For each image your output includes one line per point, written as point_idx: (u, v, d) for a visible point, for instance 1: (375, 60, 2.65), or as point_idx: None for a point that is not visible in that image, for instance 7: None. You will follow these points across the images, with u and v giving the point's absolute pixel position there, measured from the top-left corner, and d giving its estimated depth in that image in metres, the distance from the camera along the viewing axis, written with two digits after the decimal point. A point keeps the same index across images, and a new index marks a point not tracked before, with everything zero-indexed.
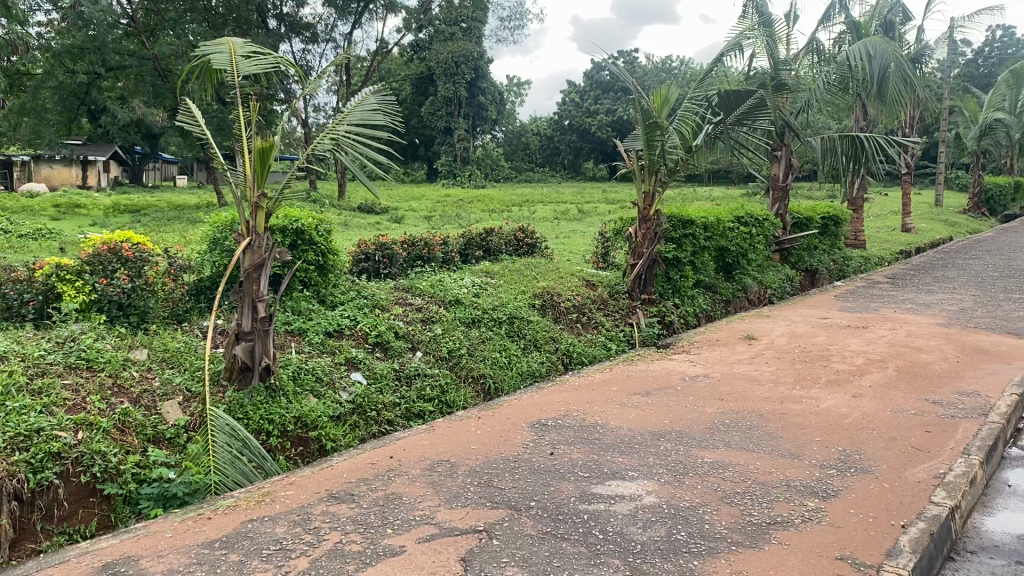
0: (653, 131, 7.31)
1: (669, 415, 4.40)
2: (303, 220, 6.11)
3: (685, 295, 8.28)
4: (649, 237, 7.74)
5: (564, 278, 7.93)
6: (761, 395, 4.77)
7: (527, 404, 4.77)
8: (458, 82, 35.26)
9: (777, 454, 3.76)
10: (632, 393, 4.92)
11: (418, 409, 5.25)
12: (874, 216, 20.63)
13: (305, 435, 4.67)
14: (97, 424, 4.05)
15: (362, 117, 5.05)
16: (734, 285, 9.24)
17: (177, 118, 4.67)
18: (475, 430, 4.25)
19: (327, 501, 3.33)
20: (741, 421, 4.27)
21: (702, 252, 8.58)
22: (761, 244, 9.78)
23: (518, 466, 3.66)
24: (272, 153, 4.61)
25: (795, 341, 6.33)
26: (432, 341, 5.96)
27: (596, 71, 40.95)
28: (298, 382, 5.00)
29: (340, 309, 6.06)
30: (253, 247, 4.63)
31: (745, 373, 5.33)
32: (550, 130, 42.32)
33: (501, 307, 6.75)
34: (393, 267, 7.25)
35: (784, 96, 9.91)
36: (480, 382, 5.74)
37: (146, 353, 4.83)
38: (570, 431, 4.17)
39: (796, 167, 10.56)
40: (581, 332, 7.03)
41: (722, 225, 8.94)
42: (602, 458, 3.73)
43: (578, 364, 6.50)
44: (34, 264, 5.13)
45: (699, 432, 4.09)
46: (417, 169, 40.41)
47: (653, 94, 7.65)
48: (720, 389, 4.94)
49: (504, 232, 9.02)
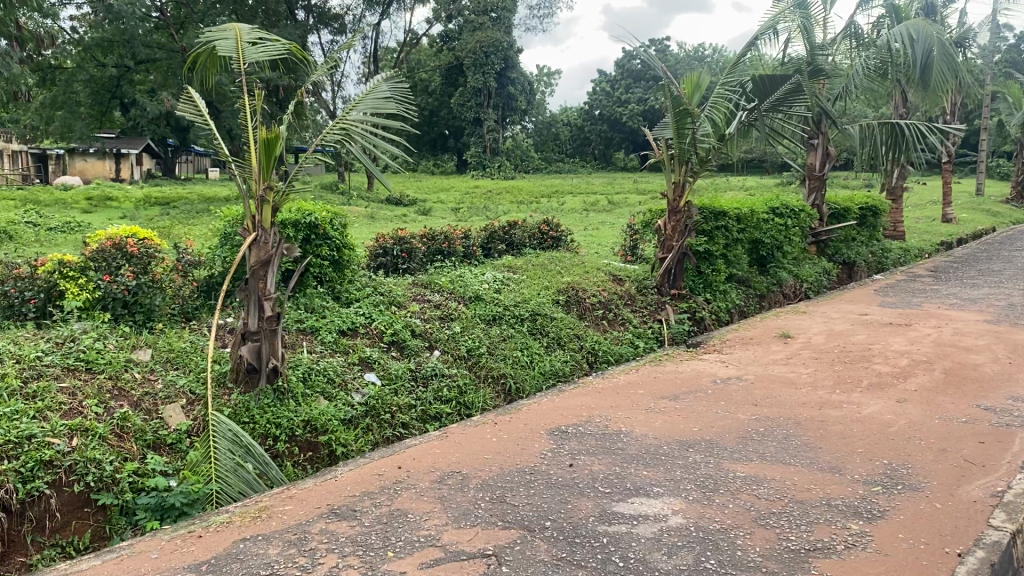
0: (682, 118, 7.06)
1: (698, 422, 4.11)
2: (317, 214, 5.90)
3: (716, 290, 7.95)
4: (679, 229, 7.46)
5: (590, 272, 7.64)
6: (798, 400, 4.46)
7: (547, 408, 4.50)
8: (488, 72, 35.03)
9: (815, 467, 3.46)
10: (659, 396, 4.64)
11: (434, 412, 5.01)
12: (914, 206, 20.03)
13: (315, 440, 4.45)
14: (93, 430, 3.86)
15: (374, 105, 4.82)
16: (769, 279, 8.89)
17: (178, 107, 4.46)
18: (491, 438, 3.99)
19: (326, 518, 3.10)
20: (776, 429, 3.97)
21: (736, 245, 8.24)
22: (797, 236, 9.41)
23: (533, 480, 3.40)
24: (279, 144, 4.39)
25: (834, 340, 5.99)
26: (450, 339, 5.72)
27: (627, 59, 40.37)
28: (308, 384, 4.77)
29: (354, 306, 5.82)
30: (259, 243, 4.42)
31: (781, 375, 5.02)
32: (581, 120, 41.86)
33: (523, 303, 6.49)
34: (411, 262, 7.01)
35: (821, 82, 9.51)
36: (500, 382, 5.50)
37: (150, 354, 4.62)
38: (591, 438, 3.90)
39: (834, 156, 10.15)
40: (607, 329, 6.74)
41: (757, 216, 8.60)
42: (626, 472, 3.45)
43: (604, 363, 6.21)
44: (37, 260, 4.95)
45: (731, 442, 3.79)
46: (447, 161, 40.22)
47: (684, 80, 7.31)
48: (753, 393, 4.64)
49: (528, 225, 8.76)
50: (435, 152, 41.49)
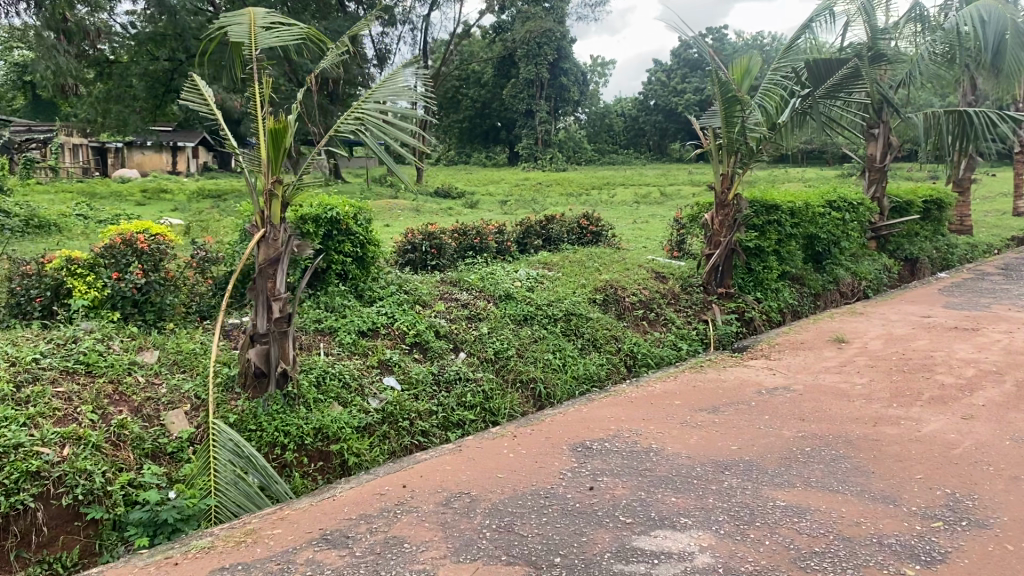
0: (732, 105, 6.55)
1: (738, 440, 3.74)
2: (339, 208, 5.64)
3: (768, 289, 7.49)
4: (727, 224, 7.04)
5: (630, 269, 7.28)
6: (849, 415, 4.04)
7: (573, 420, 4.16)
8: (541, 63, 34.58)
9: (866, 497, 3.06)
10: (696, 408, 4.27)
11: (456, 418, 4.72)
12: (982, 199, 19.10)
13: (326, 449, 4.19)
14: (86, 438, 3.63)
15: (393, 93, 4.54)
16: (825, 277, 8.38)
17: (182, 96, 4.14)
18: (507, 453, 3.66)
19: (315, 546, 2.81)
20: (824, 450, 3.57)
21: (789, 241, 7.78)
22: (856, 231, 8.89)
23: (548, 505, 3.07)
24: (289, 134, 4.09)
25: (893, 345, 5.52)
26: (477, 340, 5.42)
27: (683, 48, 39.47)
28: (322, 388, 4.50)
29: (377, 305, 5.55)
30: (268, 241, 4.15)
31: (833, 386, 4.59)
32: (636, 111, 41.08)
33: (557, 302, 6.15)
34: (441, 258, 6.72)
35: (884, 70, 8.90)
36: (530, 387, 5.18)
37: (156, 356, 4.41)
38: (616, 457, 3.56)
39: (897, 146, 9.57)
40: (648, 330, 6.37)
41: (812, 210, 8.11)
42: (652, 498, 3.10)
43: (643, 366, 5.84)
44: (46, 256, 4.76)
45: (773, 464, 3.41)
46: (499, 153, 39.90)
47: (733, 65, 6.93)
48: (801, 407, 4.23)
49: (567, 219, 8.42)
50: (488, 144, 41.17)
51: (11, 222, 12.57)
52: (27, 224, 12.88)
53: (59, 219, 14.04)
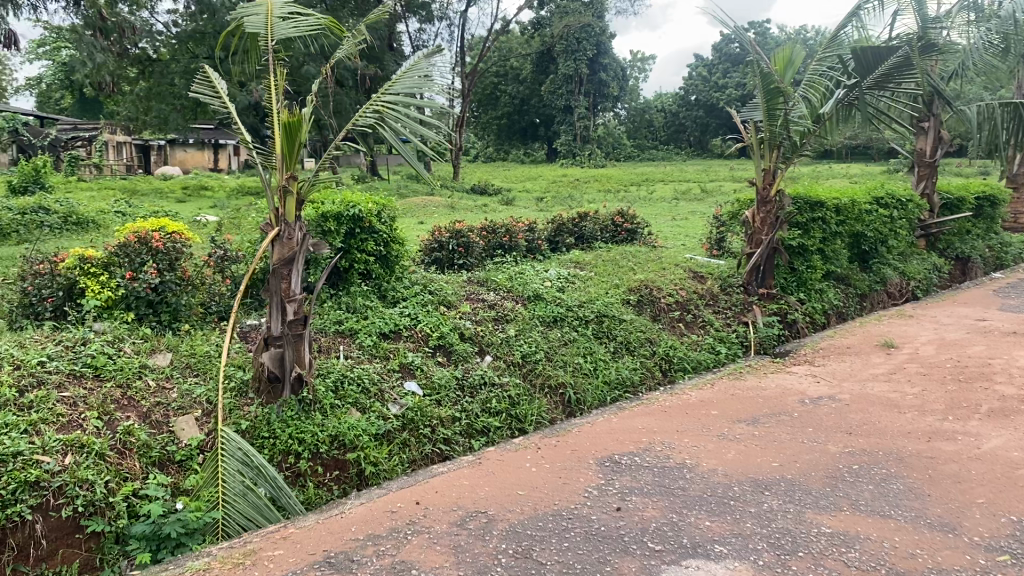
0: (773, 97, 6.27)
1: (779, 455, 3.47)
2: (362, 205, 5.44)
3: (812, 289, 7.15)
4: (768, 222, 6.72)
5: (666, 268, 7.00)
6: (901, 429, 3.74)
7: (602, 431, 3.92)
8: (580, 58, 34.22)
9: (923, 524, 2.78)
10: (733, 419, 4.00)
11: (481, 425, 4.50)
12: None
13: (343, 457, 3.99)
14: (89, 446, 3.47)
15: (413, 85, 4.31)
16: (871, 277, 8.00)
17: (193, 88, 3.97)
18: (530, 467, 3.44)
19: (318, 570, 2.61)
20: (874, 468, 3.28)
21: (834, 239, 7.44)
22: (904, 229, 8.51)
23: (571, 527, 2.84)
24: (303, 128, 3.89)
25: (946, 351, 5.18)
26: (503, 344, 5.20)
27: (725, 42, 38.85)
28: (339, 394, 4.31)
29: (400, 305, 5.35)
30: (282, 239, 3.93)
31: (883, 396, 4.28)
32: (676, 106, 40.49)
33: (589, 303, 5.90)
34: (468, 257, 6.51)
35: (934, 61, 8.52)
36: (559, 393, 4.95)
37: (169, 358, 4.25)
38: (647, 473, 3.32)
39: (947, 140, 9.04)
40: (684, 332, 6.09)
41: (858, 207, 7.77)
42: (684, 522, 2.85)
43: (679, 370, 5.57)
44: (59, 256, 4.63)
45: (818, 484, 3.13)
46: (537, 150, 39.63)
47: (774, 55, 6.62)
48: (848, 419, 3.93)
49: (600, 216, 8.16)
50: (526, 141, 40.91)
51: (51, 219, 12.66)
52: (65, 221, 12.94)
53: (98, 215, 14.10)
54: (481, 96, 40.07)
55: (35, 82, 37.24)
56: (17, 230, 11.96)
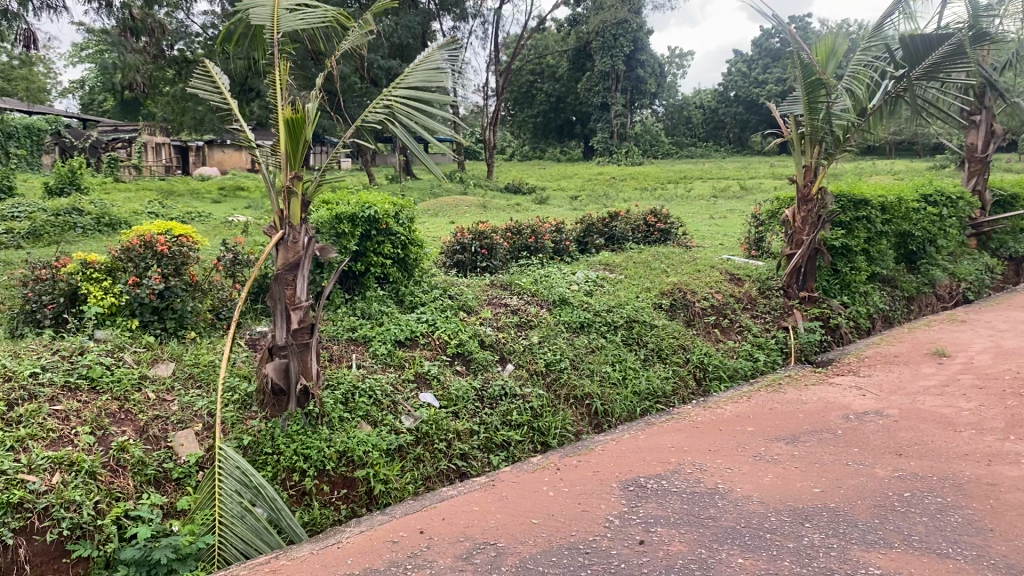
0: (816, 90, 5.89)
1: (821, 479, 3.16)
2: (379, 206, 5.20)
3: (856, 292, 6.77)
4: (810, 221, 6.36)
5: (702, 271, 6.68)
6: (957, 450, 3.40)
7: (627, 450, 3.64)
8: (617, 55, 33.72)
9: (985, 566, 2.44)
10: (771, 437, 3.69)
11: (500, 438, 4.23)
12: None
13: (352, 475, 3.76)
14: (79, 464, 3.26)
15: (426, 78, 4.03)
16: (919, 278, 7.58)
17: (191, 84, 3.77)
18: (547, 492, 3.17)
19: None
20: (927, 496, 2.95)
21: (880, 239, 7.05)
22: (954, 228, 8.08)
23: (587, 565, 2.55)
24: (307, 125, 3.64)
25: (1003, 361, 4.80)
26: (526, 351, 4.93)
27: (765, 38, 38.13)
28: (349, 406, 4.08)
29: (418, 311, 5.11)
30: (287, 243, 3.67)
31: (935, 412, 3.94)
32: (715, 102, 39.82)
33: (618, 308, 5.61)
34: (492, 260, 6.25)
35: (988, 50, 8.07)
36: (585, 404, 4.67)
37: (171, 368, 4.06)
38: (675, 500, 3.03)
39: (1000, 134, 8.65)
40: (720, 338, 5.76)
41: (905, 205, 7.38)
42: (714, 559, 2.55)
43: (715, 379, 5.25)
44: (62, 261, 4.46)
45: (865, 514, 2.82)
46: (574, 148, 39.24)
47: (817, 46, 6.28)
48: (898, 438, 3.59)
49: (632, 216, 7.85)
50: (562, 139, 40.53)
51: (83, 220, 12.66)
52: (98, 222, 12.94)
53: (130, 216, 14.07)
54: (517, 94, 39.82)
55: (79, 84, 37.73)
56: (49, 231, 11.95)
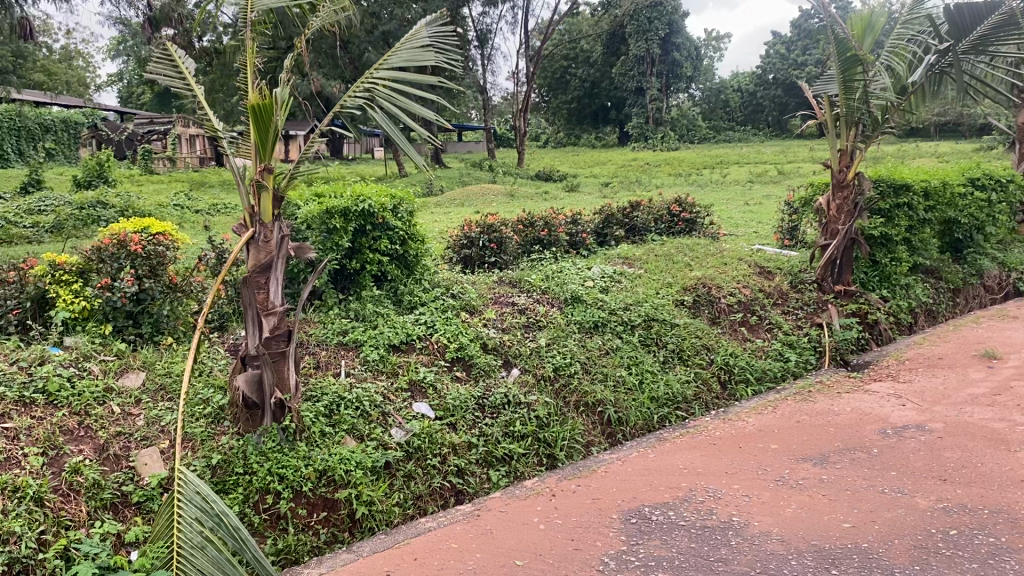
0: (852, 66, 5.40)
1: (853, 511, 2.75)
2: (374, 199, 4.86)
3: (897, 285, 6.28)
4: (845, 209, 5.90)
5: (729, 263, 6.24)
6: (1011, 475, 2.96)
7: (631, 472, 3.26)
8: (652, 38, 33.00)
9: None
10: (796, 457, 3.28)
11: (501, 452, 3.86)
12: None
13: (333, 496, 3.39)
14: (24, 490, 2.94)
15: (411, 57, 3.64)
16: (965, 269, 7.06)
17: (150, 68, 3.49)
18: (539, 525, 2.80)
19: None
20: (977, 535, 2.53)
21: (922, 227, 6.54)
22: (1004, 214, 7.54)
23: None
24: (277, 111, 3.25)
25: None
26: (533, 354, 4.55)
27: (804, 18, 37.16)
28: (333, 420, 3.75)
29: (416, 312, 4.77)
30: (257, 243, 3.29)
31: (984, 427, 3.49)
32: (753, 85, 38.90)
33: (635, 306, 5.21)
34: (502, 254, 5.88)
35: None
36: (596, 412, 4.28)
37: (141, 380, 3.77)
38: (682, 536, 2.65)
39: None
40: (748, 338, 5.32)
41: (950, 190, 6.85)
42: None
43: (740, 382, 4.83)
44: (29, 261, 4.18)
45: (904, 560, 2.39)
46: (609, 134, 38.62)
47: (851, 21, 5.80)
48: (941, 460, 3.16)
49: (654, 206, 7.43)
50: (598, 125, 39.83)
51: (107, 213, 12.44)
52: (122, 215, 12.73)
53: (155, 209, 13.88)
54: (551, 80, 39.21)
55: (117, 78, 38.04)
56: (70, 223, 11.71)
